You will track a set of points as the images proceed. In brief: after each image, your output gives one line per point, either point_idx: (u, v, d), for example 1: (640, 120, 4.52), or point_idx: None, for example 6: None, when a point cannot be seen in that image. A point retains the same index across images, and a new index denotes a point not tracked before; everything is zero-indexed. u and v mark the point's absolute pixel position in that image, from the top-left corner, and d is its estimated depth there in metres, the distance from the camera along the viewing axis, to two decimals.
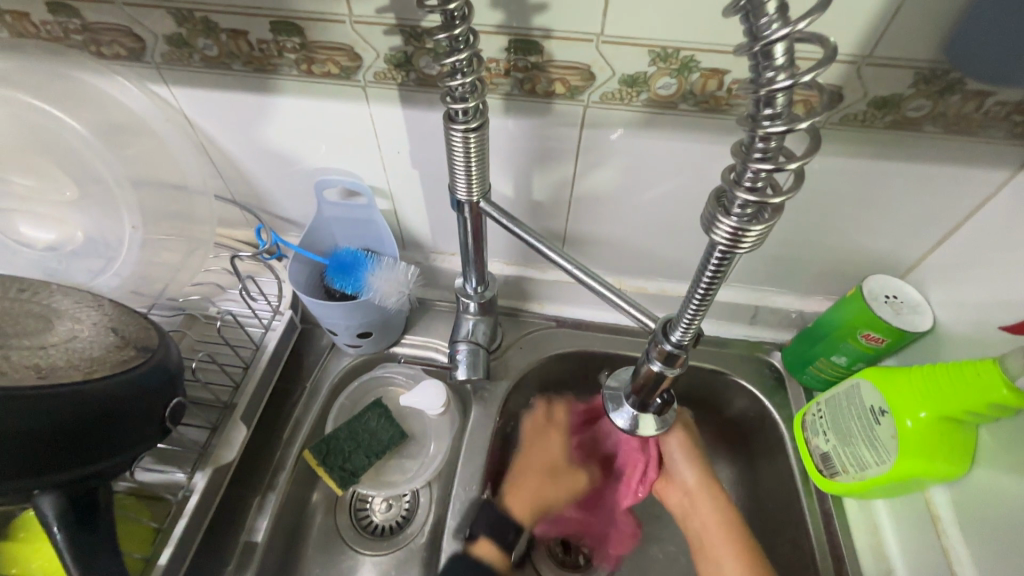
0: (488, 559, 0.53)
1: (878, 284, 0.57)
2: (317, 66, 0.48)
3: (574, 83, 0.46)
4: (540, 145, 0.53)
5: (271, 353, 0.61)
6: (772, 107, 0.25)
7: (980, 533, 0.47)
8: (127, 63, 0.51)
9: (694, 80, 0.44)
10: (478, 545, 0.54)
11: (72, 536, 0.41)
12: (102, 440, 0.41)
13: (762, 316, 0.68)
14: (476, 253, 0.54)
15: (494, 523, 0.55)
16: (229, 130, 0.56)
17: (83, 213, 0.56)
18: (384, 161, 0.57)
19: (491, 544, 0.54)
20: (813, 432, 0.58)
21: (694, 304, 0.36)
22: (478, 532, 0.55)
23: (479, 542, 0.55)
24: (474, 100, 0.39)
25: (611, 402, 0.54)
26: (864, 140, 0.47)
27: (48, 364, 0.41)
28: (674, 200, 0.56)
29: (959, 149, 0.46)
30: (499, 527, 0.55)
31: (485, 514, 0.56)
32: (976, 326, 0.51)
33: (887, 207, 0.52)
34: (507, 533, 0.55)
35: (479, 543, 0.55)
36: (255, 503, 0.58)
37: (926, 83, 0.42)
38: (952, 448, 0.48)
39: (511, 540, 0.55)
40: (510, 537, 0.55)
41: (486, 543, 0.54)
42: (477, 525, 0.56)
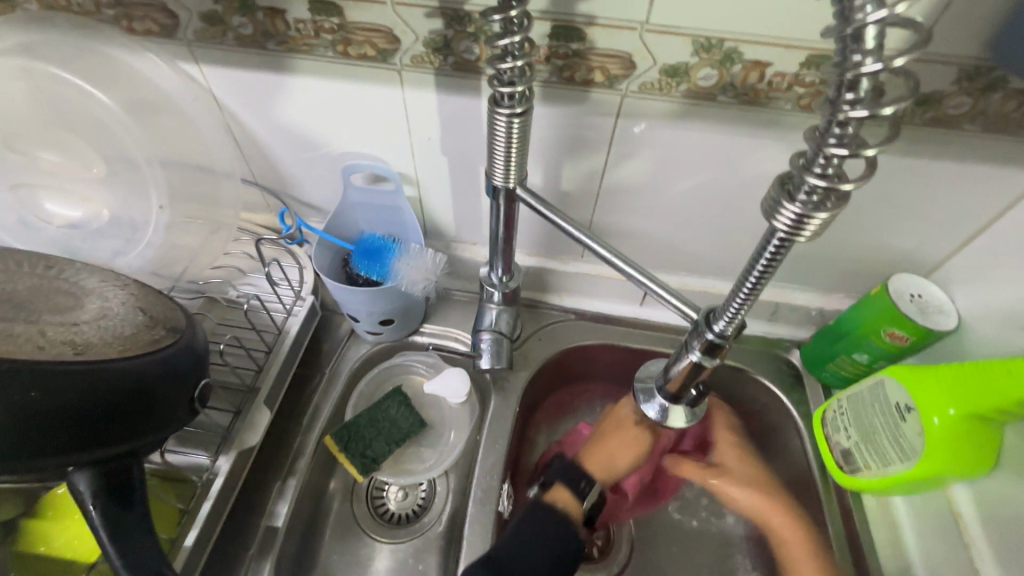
0: (561, 504, 0.56)
1: (904, 282, 0.57)
2: (354, 48, 0.48)
3: (613, 72, 0.46)
4: (573, 134, 0.52)
5: (293, 338, 0.61)
6: (854, 91, 0.25)
7: (1004, 531, 0.48)
8: (159, 40, 0.50)
9: (736, 71, 0.44)
10: (556, 491, 0.58)
11: (104, 514, 0.40)
12: (138, 417, 0.40)
13: (782, 313, 0.68)
14: (505, 241, 0.54)
15: (567, 472, 0.59)
16: (259, 111, 0.56)
17: (110, 191, 0.56)
18: (413, 147, 0.57)
19: (568, 492, 0.58)
20: (835, 429, 0.59)
21: (742, 295, 0.36)
22: (554, 481, 0.59)
23: (555, 488, 0.58)
24: (521, 85, 0.39)
25: (641, 393, 0.54)
26: (901, 137, 0.47)
27: (82, 339, 0.40)
28: (704, 194, 0.56)
29: (996, 148, 0.46)
30: (570, 477, 0.59)
31: (561, 466, 0.60)
32: (1003, 327, 0.51)
33: (917, 205, 0.52)
34: (580, 482, 0.59)
35: (555, 490, 0.58)
36: (275, 488, 0.58)
37: (968, 81, 0.41)
38: (980, 446, 0.48)
39: (583, 489, 0.59)
40: (583, 486, 0.59)
41: (563, 490, 0.58)
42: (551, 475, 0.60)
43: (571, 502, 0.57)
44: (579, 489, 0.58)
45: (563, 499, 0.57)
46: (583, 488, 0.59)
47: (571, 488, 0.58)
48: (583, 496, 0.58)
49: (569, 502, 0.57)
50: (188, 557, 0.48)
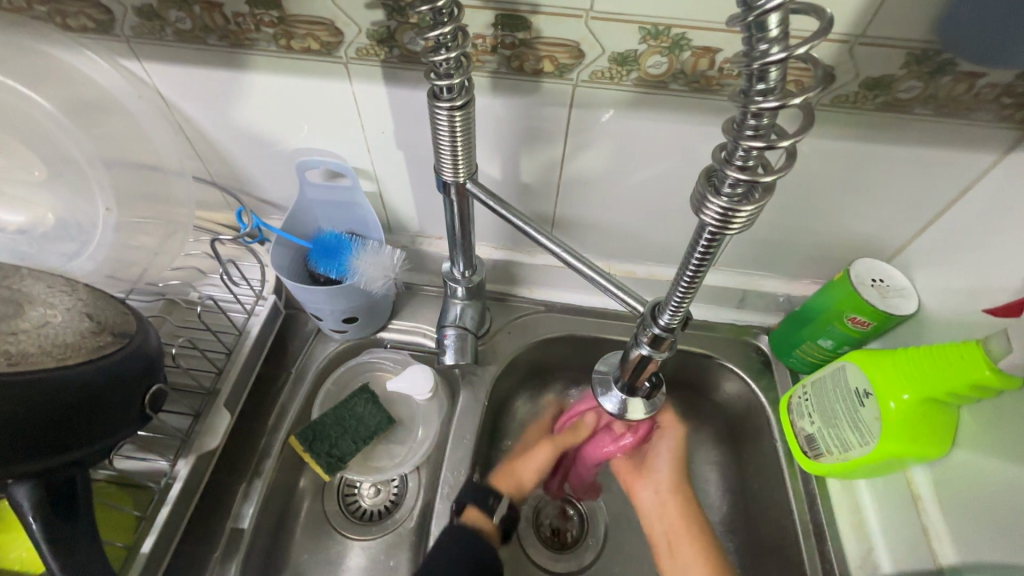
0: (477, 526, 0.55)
1: (866, 268, 0.57)
2: (297, 41, 0.46)
3: (562, 61, 0.45)
4: (528, 125, 0.51)
5: (254, 339, 0.60)
6: (765, 83, 0.24)
7: (959, 510, 0.48)
8: (96, 36, 0.49)
9: (685, 59, 0.43)
10: (467, 513, 0.56)
11: (49, 524, 0.40)
12: (81, 427, 0.40)
13: (750, 300, 0.68)
14: (463, 236, 0.53)
15: (476, 491, 0.57)
16: (205, 108, 0.54)
17: (53, 193, 0.55)
18: (368, 141, 0.56)
19: (479, 511, 0.56)
20: (799, 415, 0.59)
21: (682, 287, 0.35)
22: (464, 501, 0.57)
23: (467, 509, 0.56)
24: (459, 77, 0.38)
25: (600, 386, 0.54)
26: (854, 121, 0.46)
27: (18, 350, 0.40)
28: (664, 182, 0.55)
29: (949, 131, 0.45)
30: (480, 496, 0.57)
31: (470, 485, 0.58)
32: (961, 311, 0.51)
33: (876, 190, 0.52)
34: (489, 498, 0.57)
35: (468, 512, 0.56)
36: (241, 490, 0.57)
37: (917, 64, 0.41)
38: (934, 430, 0.49)
39: (492, 504, 0.57)
40: (491, 501, 0.57)
41: (475, 511, 0.56)
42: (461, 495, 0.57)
43: (484, 519, 0.56)
44: (487, 505, 0.57)
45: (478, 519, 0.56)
46: (491, 503, 0.57)
47: (481, 507, 0.56)
48: (494, 512, 0.57)
49: (479, 520, 0.56)
50: (147, 563, 0.48)
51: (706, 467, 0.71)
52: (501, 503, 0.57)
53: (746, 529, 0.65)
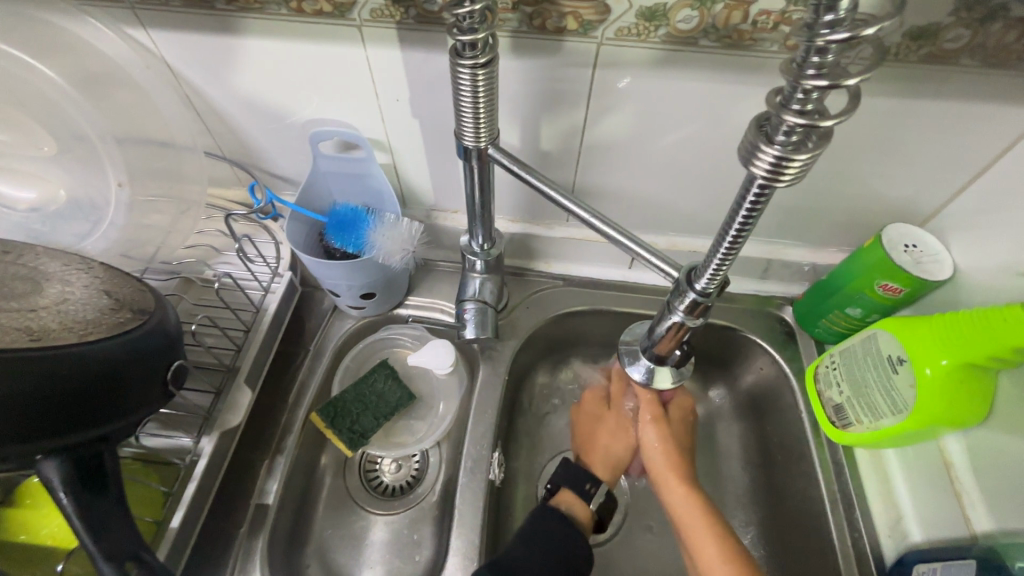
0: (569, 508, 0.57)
1: (899, 233, 0.55)
2: (308, 3, 0.44)
3: (587, 18, 0.43)
4: (549, 89, 0.49)
5: (272, 316, 0.60)
6: (834, 13, 0.23)
7: (994, 478, 0.47)
8: (99, 4, 0.47)
9: (718, 12, 0.41)
10: (562, 495, 0.58)
11: (79, 498, 0.39)
12: (108, 402, 0.39)
13: (774, 270, 0.67)
14: (483, 206, 0.52)
15: (571, 475, 0.59)
16: (214, 78, 0.53)
17: (64, 169, 0.54)
18: (382, 110, 0.54)
19: (573, 494, 0.58)
20: (827, 384, 0.58)
21: (722, 250, 0.34)
22: (559, 484, 0.59)
23: (561, 492, 0.58)
24: (484, 32, 0.36)
25: (626, 356, 0.53)
26: (894, 76, 0.44)
27: (40, 326, 0.39)
28: (689, 147, 0.53)
29: (996, 85, 0.43)
30: (575, 480, 0.58)
31: (566, 468, 0.59)
32: (1001, 275, 0.49)
33: (911, 151, 0.50)
34: (585, 484, 0.58)
35: (563, 493, 0.58)
36: (264, 467, 0.57)
37: (967, 11, 0.39)
38: (971, 395, 0.47)
39: (588, 491, 0.58)
40: (588, 487, 0.58)
41: (570, 494, 0.58)
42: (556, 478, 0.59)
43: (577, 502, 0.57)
44: (585, 492, 0.58)
45: (571, 503, 0.57)
46: (588, 489, 0.58)
47: (576, 491, 0.58)
48: (589, 498, 0.58)
49: (572, 502, 0.57)
50: (177, 537, 0.48)
51: (729, 439, 0.70)
52: (598, 490, 0.59)
53: (770, 500, 0.64)
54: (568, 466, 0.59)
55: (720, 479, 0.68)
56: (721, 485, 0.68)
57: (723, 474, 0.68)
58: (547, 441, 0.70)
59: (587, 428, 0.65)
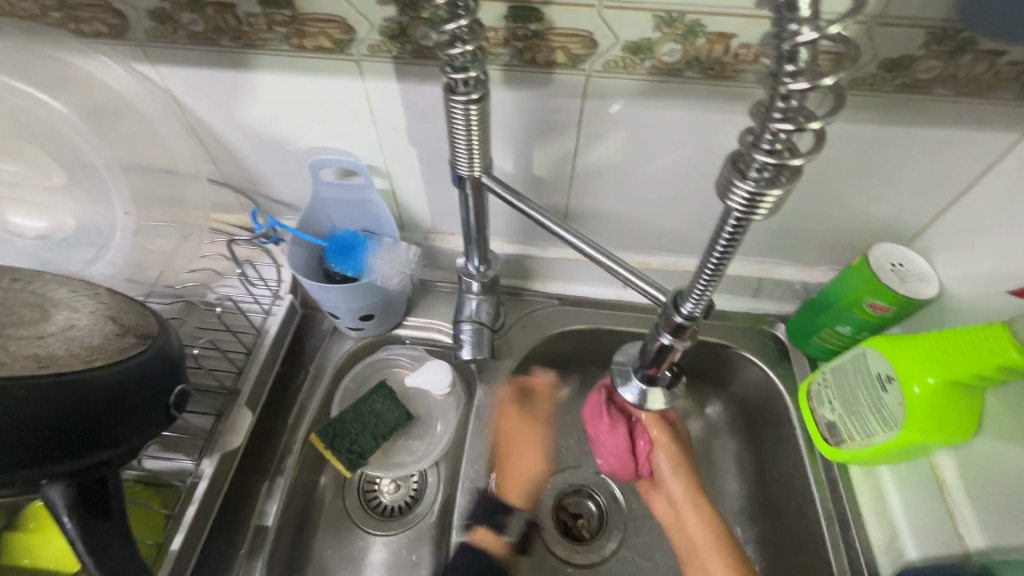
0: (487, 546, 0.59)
1: (885, 252, 0.56)
2: (309, 41, 0.47)
3: (575, 52, 0.45)
4: (542, 118, 0.51)
5: (273, 338, 0.61)
6: (794, 63, 0.25)
7: (986, 495, 0.48)
8: (109, 41, 0.49)
9: (700, 46, 0.43)
10: (476, 534, 0.59)
11: (84, 522, 0.40)
12: (113, 426, 0.40)
13: (766, 288, 0.68)
14: (478, 230, 0.53)
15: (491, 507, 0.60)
16: (217, 111, 0.55)
17: (74, 199, 0.55)
18: (381, 138, 0.56)
19: (487, 531, 0.59)
20: (819, 402, 0.59)
21: (705, 275, 0.36)
22: (473, 522, 0.59)
23: (477, 530, 0.59)
24: (475, 70, 0.38)
25: (619, 376, 0.54)
26: (872, 104, 0.46)
27: (47, 353, 0.40)
28: (679, 171, 0.55)
29: (967, 112, 0.45)
30: (491, 517, 0.60)
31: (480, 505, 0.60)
32: (983, 295, 0.50)
33: (892, 174, 0.52)
34: (499, 517, 0.60)
35: (475, 533, 0.59)
36: (264, 488, 0.58)
37: (938, 44, 0.40)
38: (958, 413, 0.48)
39: (503, 523, 0.61)
40: (502, 519, 0.61)
41: (482, 531, 0.59)
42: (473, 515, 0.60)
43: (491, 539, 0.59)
44: (498, 524, 0.60)
45: (485, 540, 0.59)
46: (501, 521, 0.60)
47: (489, 527, 0.60)
48: (504, 528, 0.61)
49: (488, 540, 0.59)
50: (178, 559, 0.48)
51: (725, 457, 0.71)
52: (512, 522, 0.61)
53: (767, 518, 0.64)
54: (487, 498, 0.61)
55: (717, 497, 0.68)
56: (718, 503, 0.68)
57: (721, 492, 0.68)
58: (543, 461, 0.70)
59: (519, 448, 0.66)
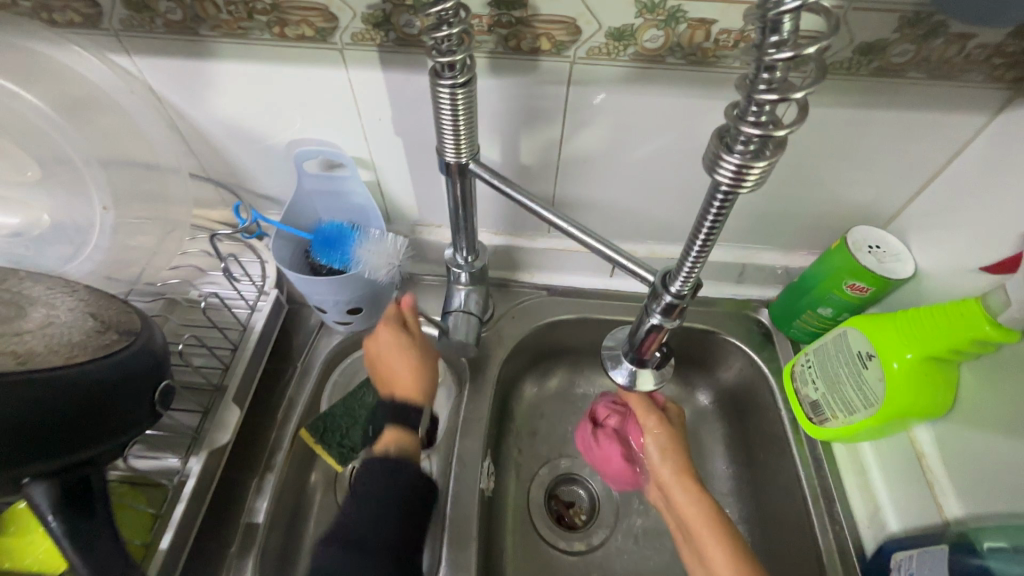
0: (394, 442, 0.52)
1: (863, 235, 0.58)
2: (291, 29, 0.46)
3: (559, 38, 0.45)
4: (527, 105, 0.51)
5: (259, 334, 0.60)
6: (778, 34, 0.26)
7: (962, 465, 0.50)
8: (82, 31, 0.48)
9: (681, 31, 0.43)
10: (385, 435, 0.53)
11: (69, 521, 0.39)
12: (99, 422, 0.40)
13: (749, 274, 0.69)
14: (466, 219, 0.53)
15: (394, 413, 0.54)
16: (197, 103, 0.54)
17: (51, 195, 0.54)
18: (365, 129, 0.55)
19: (396, 429, 0.53)
20: (803, 382, 0.60)
21: (693, 253, 0.37)
22: (384, 426, 0.54)
23: (386, 432, 0.54)
24: (461, 54, 0.38)
25: (610, 360, 0.55)
26: (849, 88, 0.47)
27: (26, 349, 0.39)
28: (663, 158, 0.55)
29: (939, 95, 0.47)
30: (398, 415, 0.54)
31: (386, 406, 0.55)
32: (955, 273, 0.52)
33: (868, 158, 0.53)
34: (409, 414, 0.54)
35: (385, 435, 0.53)
36: (253, 485, 0.57)
37: (911, 27, 0.42)
38: (936, 387, 0.50)
39: (413, 419, 0.54)
40: (411, 416, 0.54)
41: (392, 429, 0.54)
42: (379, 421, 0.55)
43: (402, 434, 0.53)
44: (409, 420, 0.54)
45: (394, 438, 0.53)
46: (412, 418, 0.54)
47: (397, 425, 0.54)
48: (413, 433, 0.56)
49: (398, 437, 0.53)
50: (167, 558, 0.47)
51: (713, 440, 0.72)
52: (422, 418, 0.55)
53: (755, 498, 0.66)
54: (388, 406, 0.55)
55: (707, 480, 0.70)
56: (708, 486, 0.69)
57: (710, 475, 0.69)
58: (535, 450, 0.71)
59: (383, 360, 0.58)
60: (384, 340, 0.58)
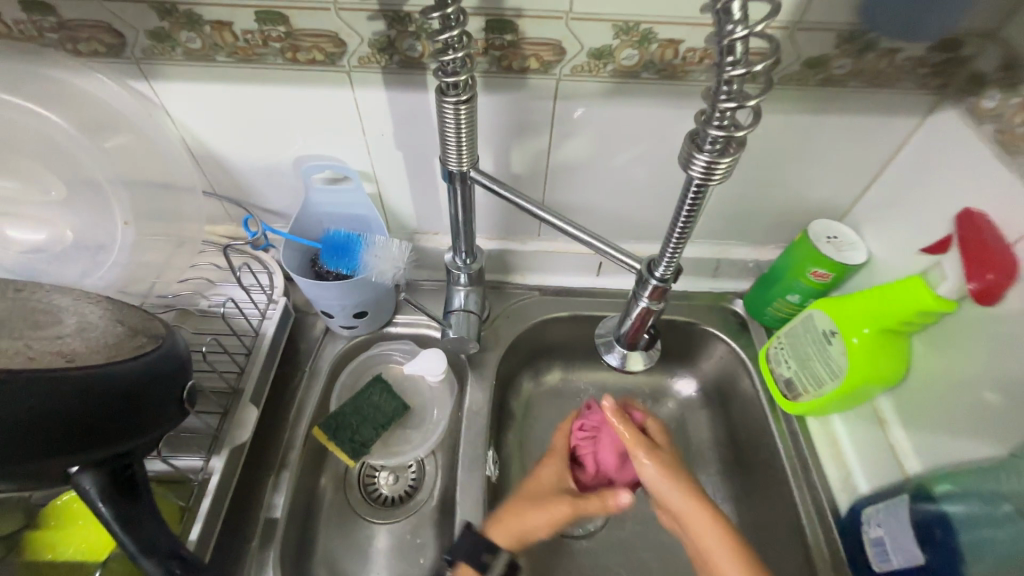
0: None
1: (822, 227, 0.64)
2: (303, 54, 0.51)
3: (547, 58, 0.51)
4: (518, 119, 0.57)
5: (270, 340, 0.63)
6: (732, 55, 0.31)
7: (918, 426, 0.56)
8: (107, 59, 0.52)
9: (653, 50, 0.50)
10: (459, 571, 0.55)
11: (115, 504, 0.42)
12: (137, 416, 0.43)
13: (724, 268, 0.75)
14: (465, 223, 0.58)
15: (470, 549, 0.55)
16: (211, 124, 0.58)
17: (75, 212, 0.56)
18: (369, 144, 0.60)
19: (470, 569, 0.55)
20: (777, 362, 0.66)
21: (674, 239, 0.43)
22: (456, 558, 0.55)
23: (460, 567, 0.55)
24: (464, 74, 0.43)
25: (602, 346, 0.60)
26: (799, 97, 0.53)
27: (69, 349, 0.42)
28: (641, 163, 0.61)
29: (877, 101, 0.54)
30: (473, 554, 0.55)
31: (464, 536, 0.56)
32: (903, 257, 0.59)
33: (822, 159, 0.60)
34: (482, 554, 0.55)
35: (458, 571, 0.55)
36: (270, 484, 0.60)
37: (847, 44, 0.48)
38: (892, 357, 0.56)
39: (485, 562, 0.55)
40: (484, 558, 0.55)
41: (466, 567, 0.55)
42: (455, 551, 0.56)
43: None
44: (482, 563, 0.55)
45: None
46: (485, 560, 0.55)
47: (472, 565, 0.55)
48: (488, 569, 0.55)
49: None
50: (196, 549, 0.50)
51: (699, 425, 0.77)
52: (496, 559, 0.55)
53: (739, 475, 0.71)
54: (465, 540, 0.56)
55: (695, 462, 0.74)
56: (696, 468, 0.74)
57: (697, 457, 0.74)
58: (533, 443, 0.75)
59: (537, 487, 0.61)
60: (545, 478, 0.62)
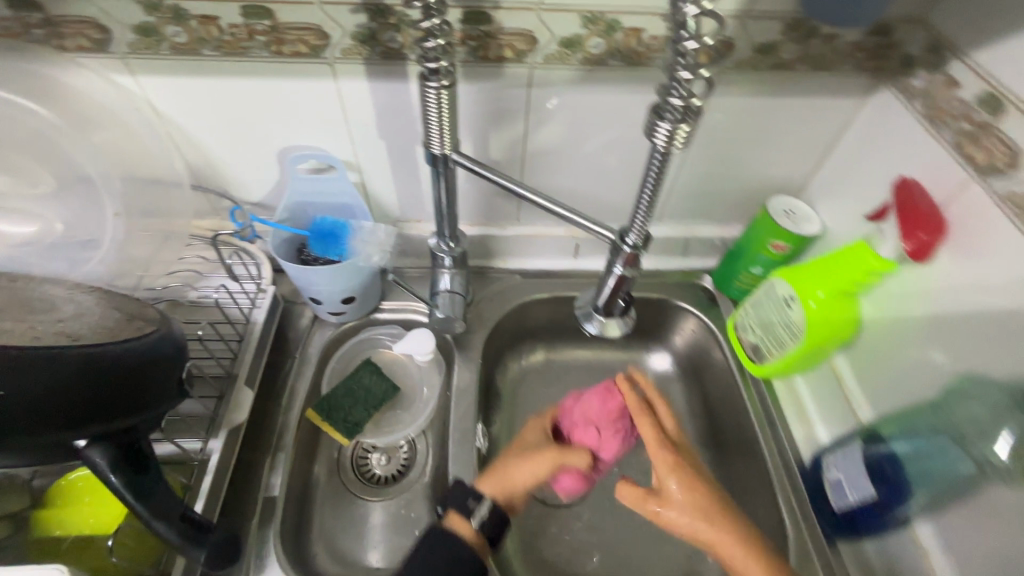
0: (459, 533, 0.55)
1: (779, 202, 0.69)
2: (287, 46, 0.53)
3: (520, 48, 0.54)
4: (495, 106, 0.60)
5: (261, 327, 0.65)
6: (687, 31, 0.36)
7: (869, 375, 0.62)
8: (91, 54, 0.54)
9: (618, 38, 0.54)
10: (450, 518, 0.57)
11: (127, 477, 0.44)
12: (143, 391, 0.45)
13: (692, 247, 0.80)
14: (448, 207, 0.61)
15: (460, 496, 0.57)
16: (196, 117, 0.60)
17: (64, 204, 0.55)
18: (351, 134, 0.62)
19: (459, 516, 0.56)
20: (744, 329, 0.71)
21: (643, 206, 0.48)
22: (448, 506, 0.57)
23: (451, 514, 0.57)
24: (444, 61, 0.46)
25: (582, 318, 0.63)
26: (752, 81, 0.58)
27: (72, 331, 0.44)
28: (612, 146, 0.65)
29: (821, 83, 0.59)
30: (465, 501, 0.57)
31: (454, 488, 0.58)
32: (852, 226, 0.64)
33: (776, 139, 0.65)
34: (467, 501, 0.57)
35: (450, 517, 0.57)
36: (266, 465, 0.62)
37: (792, 31, 0.53)
38: (845, 315, 0.61)
39: (472, 507, 0.57)
40: (471, 503, 0.57)
41: (457, 515, 0.57)
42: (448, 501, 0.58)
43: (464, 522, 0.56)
44: (467, 507, 0.57)
45: (459, 526, 0.56)
46: (471, 505, 0.57)
47: (460, 510, 0.57)
48: (475, 515, 0.56)
49: (459, 523, 0.56)
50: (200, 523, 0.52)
51: (675, 396, 0.81)
52: (482, 505, 0.57)
53: (714, 439, 0.75)
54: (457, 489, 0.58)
55: None
56: None
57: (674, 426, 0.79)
58: (519, 420, 0.78)
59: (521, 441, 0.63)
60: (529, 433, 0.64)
